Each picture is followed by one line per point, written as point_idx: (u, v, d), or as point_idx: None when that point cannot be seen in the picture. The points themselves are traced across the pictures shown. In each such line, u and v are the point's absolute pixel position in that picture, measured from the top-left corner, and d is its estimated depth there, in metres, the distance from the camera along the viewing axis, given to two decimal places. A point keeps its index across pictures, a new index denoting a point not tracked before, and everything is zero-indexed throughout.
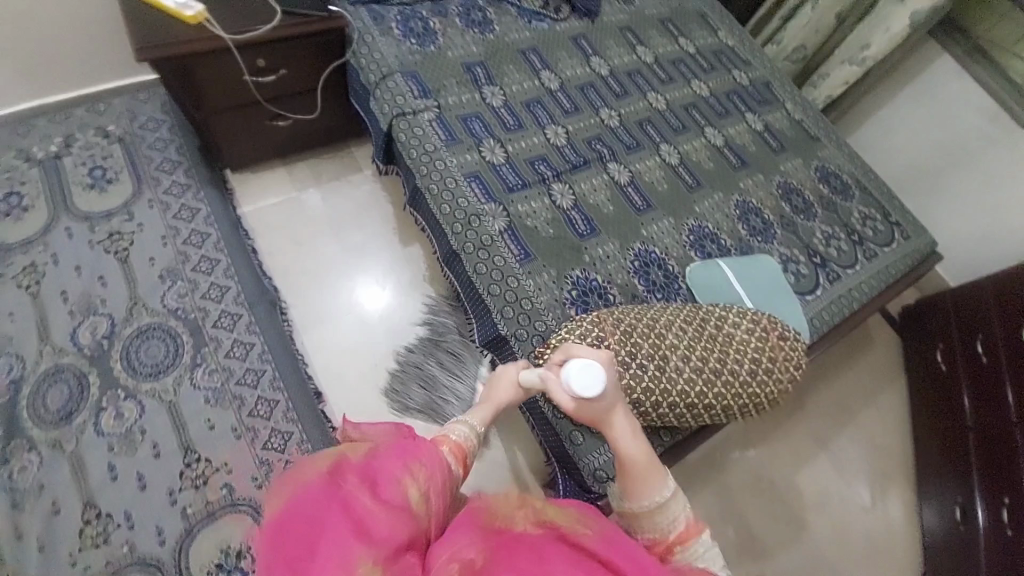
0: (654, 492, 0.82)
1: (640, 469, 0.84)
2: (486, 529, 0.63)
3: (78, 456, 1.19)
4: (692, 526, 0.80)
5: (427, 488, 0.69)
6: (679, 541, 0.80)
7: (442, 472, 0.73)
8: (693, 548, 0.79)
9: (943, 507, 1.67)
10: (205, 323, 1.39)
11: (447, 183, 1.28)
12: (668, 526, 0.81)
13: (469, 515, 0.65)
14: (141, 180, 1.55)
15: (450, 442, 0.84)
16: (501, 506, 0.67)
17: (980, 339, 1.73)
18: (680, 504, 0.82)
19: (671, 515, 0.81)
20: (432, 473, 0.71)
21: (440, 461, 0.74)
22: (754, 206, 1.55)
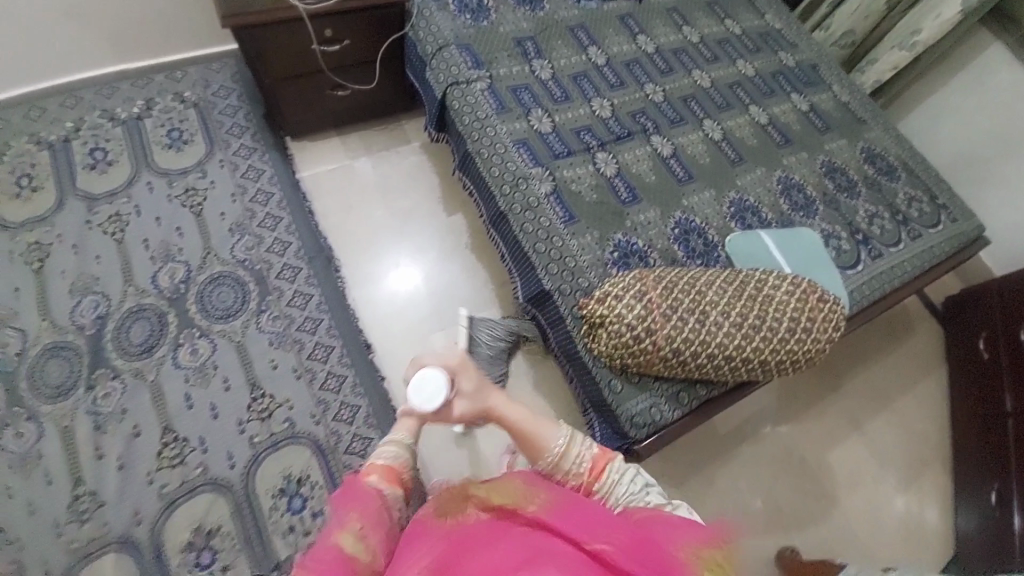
0: (550, 443, 0.81)
1: (528, 429, 0.83)
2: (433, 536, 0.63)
3: (157, 386, 1.32)
4: (600, 457, 0.81)
5: (365, 528, 0.67)
6: (595, 478, 0.80)
7: (376, 504, 0.72)
8: (609, 479, 0.80)
9: (976, 492, 1.67)
10: (269, 274, 1.51)
11: (497, 149, 1.35)
12: (577, 468, 0.80)
13: (426, 526, 0.66)
14: (212, 143, 1.68)
15: (378, 467, 0.80)
16: (447, 504, 0.68)
17: (1021, 330, 1.71)
18: (580, 443, 0.82)
19: (575, 456, 0.80)
20: (365, 514, 0.69)
21: (373, 496, 0.73)
22: (797, 182, 1.57)
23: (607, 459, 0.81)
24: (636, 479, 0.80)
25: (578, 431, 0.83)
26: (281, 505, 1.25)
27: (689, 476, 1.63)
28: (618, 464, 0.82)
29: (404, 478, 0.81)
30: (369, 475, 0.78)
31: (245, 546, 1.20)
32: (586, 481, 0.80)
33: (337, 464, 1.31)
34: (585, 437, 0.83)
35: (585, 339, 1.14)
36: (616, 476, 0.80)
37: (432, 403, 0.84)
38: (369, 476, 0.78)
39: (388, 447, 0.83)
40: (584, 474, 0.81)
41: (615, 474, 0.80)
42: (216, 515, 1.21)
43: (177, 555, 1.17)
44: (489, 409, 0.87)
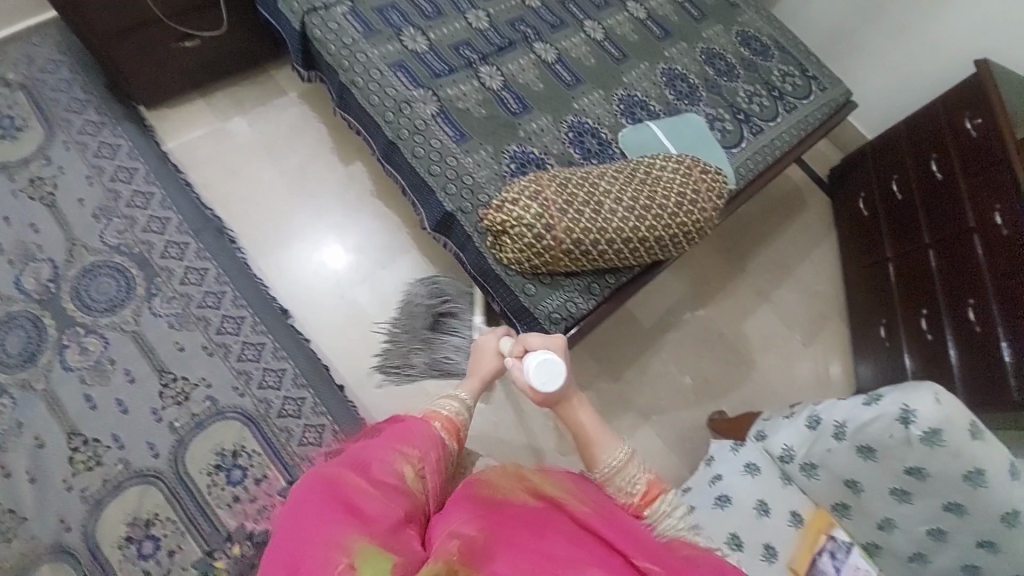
0: (610, 457, 0.83)
1: (593, 438, 0.86)
2: (488, 504, 0.65)
3: (50, 393, 1.20)
4: (653, 486, 0.80)
5: (423, 469, 0.76)
6: (644, 504, 0.78)
7: (434, 454, 0.79)
8: (660, 507, 0.78)
9: (870, 329, 1.92)
10: (152, 255, 1.38)
11: (372, 75, 1.27)
12: (629, 488, 0.80)
13: (468, 493, 0.67)
14: (51, 124, 1.46)
15: (442, 417, 0.88)
16: (500, 481, 0.69)
17: (894, 180, 1.94)
18: (637, 466, 0.82)
19: (631, 475, 0.81)
20: (423, 457, 0.77)
21: (431, 443, 0.80)
22: (679, 72, 1.60)
23: (660, 488, 0.81)
24: (684, 517, 0.78)
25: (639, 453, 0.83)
26: (220, 480, 1.21)
27: (624, 370, 1.74)
28: (668, 496, 0.80)
29: (461, 434, 0.90)
30: (434, 420, 0.87)
31: (190, 528, 1.17)
32: (636, 505, 0.78)
33: (271, 429, 1.29)
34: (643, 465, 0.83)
35: (493, 249, 1.17)
36: (666, 508, 0.78)
37: (547, 384, 0.90)
38: (434, 420, 0.86)
39: (449, 401, 0.94)
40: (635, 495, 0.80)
41: (666, 505, 0.78)
42: (151, 505, 1.16)
43: (117, 551, 1.12)
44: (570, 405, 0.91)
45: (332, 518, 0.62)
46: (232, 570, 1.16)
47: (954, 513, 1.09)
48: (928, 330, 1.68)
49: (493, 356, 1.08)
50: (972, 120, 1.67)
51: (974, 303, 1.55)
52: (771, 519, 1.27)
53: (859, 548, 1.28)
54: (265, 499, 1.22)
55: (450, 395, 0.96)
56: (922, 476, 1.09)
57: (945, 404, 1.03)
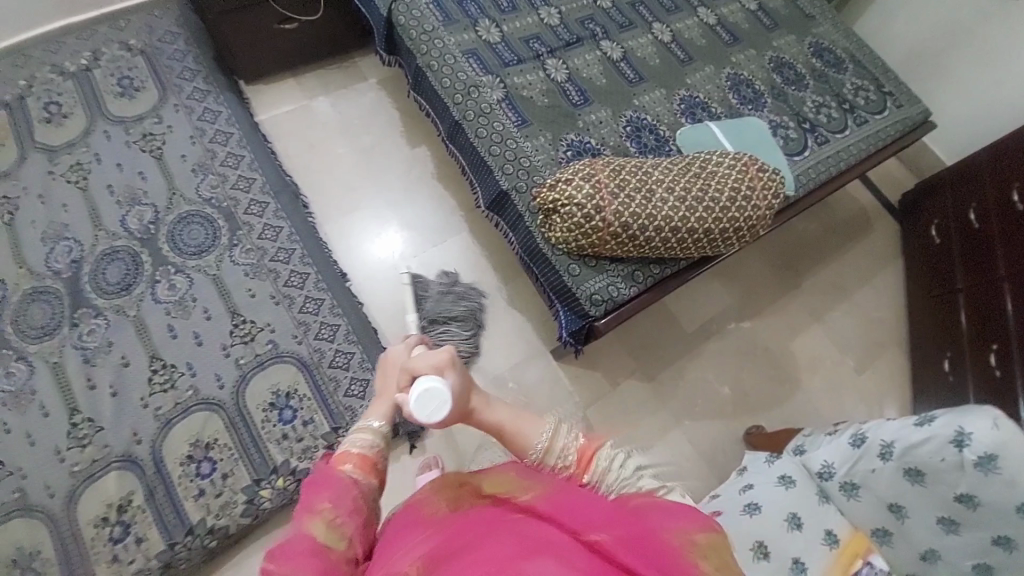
0: (532, 441, 0.73)
1: (508, 427, 0.77)
2: (422, 525, 0.59)
3: (140, 320, 1.37)
4: (587, 448, 0.71)
5: (338, 517, 0.61)
6: (583, 471, 0.69)
7: (352, 494, 0.65)
8: (598, 469, 0.69)
9: (930, 361, 1.81)
10: (236, 210, 1.53)
11: (446, 59, 1.36)
12: (562, 461, 0.70)
13: (412, 519, 0.61)
14: (164, 89, 1.66)
15: (352, 457, 0.71)
16: (432, 502, 0.63)
17: (971, 208, 1.82)
18: (564, 434, 0.72)
19: (561, 448, 0.71)
20: (336, 501, 0.62)
21: (345, 485, 0.65)
22: (745, 78, 1.60)
23: (595, 448, 0.71)
24: (627, 463, 0.70)
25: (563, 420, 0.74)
26: (273, 417, 1.33)
27: (659, 370, 1.73)
28: (606, 449, 0.71)
29: (380, 468, 0.73)
30: (344, 464, 0.70)
31: (243, 456, 1.28)
32: (574, 474, 0.69)
33: (322, 377, 1.39)
34: (571, 426, 0.73)
35: (542, 228, 1.22)
36: (605, 465, 0.69)
37: (437, 416, 0.75)
38: (342, 465, 0.69)
39: (359, 434, 0.75)
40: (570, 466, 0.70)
41: (604, 461, 0.69)
42: (213, 430, 1.29)
43: (177, 467, 1.25)
44: (472, 407, 0.80)
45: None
46: (272, 500, 1.26)
47: (1003, 547, 1.02)
48: (997, 365, 1.57)
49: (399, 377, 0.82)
50: None
51: None
52: (802, 533, 1.22)
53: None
54: (309, 440, 1.33)
55: (358, 428, 0.76)
56: (974, 503, 1.03)
57: (1003, 428, 0.98)
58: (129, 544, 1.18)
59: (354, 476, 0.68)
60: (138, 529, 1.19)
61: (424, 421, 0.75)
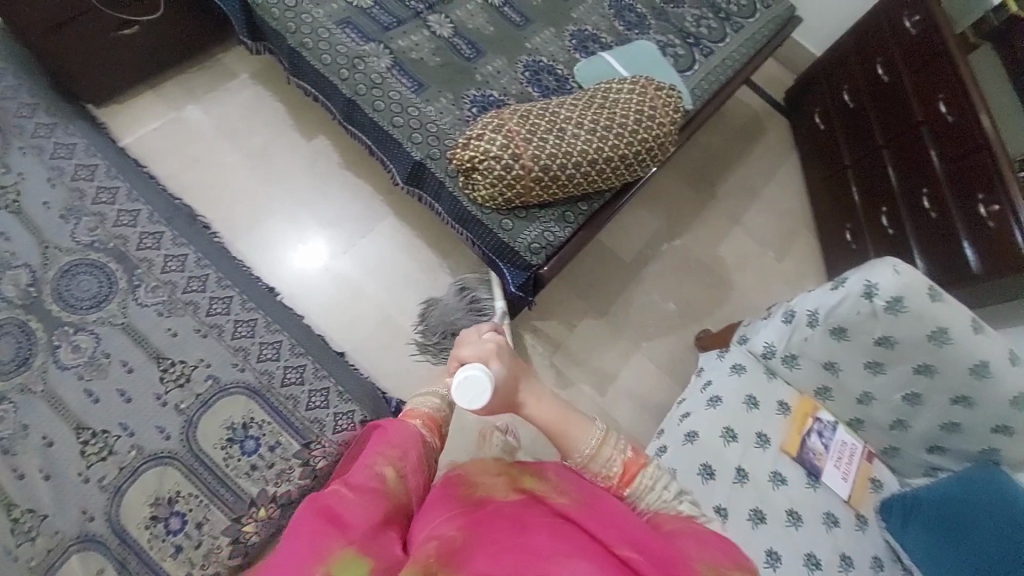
0: (580, 444, 0.66)
1: (556, 430, 0.67)
2: (464, 503, 0.55)
3: (51, 393, 1.21)
4: (633, 461, 0.67)
5: (405, 465, 0.60)
6: (625, 484, 0.65)
7: (417, 451, 0.63)
8: (640, 485, 0.65)
9: (835, 235, 2.00)
10: (128, 248, 1.37)
11: (320, 34, 1.27)
12: (606, 470, 0.66)
13: (449, 492, 0.57)
14: (3, 132, 1.41)
15: (421, 415, 0.69)
16: (478, 478, 0.59)
17: (845, 90, 1.99)
18: (613, 443, 0.67)
19: (606, 457, 0.66)
20: (406, 452, 0.61)
21: (414, 439, 0.63)
22: (626, 3, 1.62)
23: (640, 465, 0.67)
24: (669, 485, 0.67)
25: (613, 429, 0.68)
26: (235, 452, 1.25)
27: (610, 304, 1.79)
28: (651, 469, 0.67)
29: (444, 432, 0.71)
30: (412, 420, 0.67)
31: (213, 500, 1.20)
32: (613, 486, 0.65)
33: (276, 398, 1.31)
34: (620, 435, 0.68)
35: (466, 189, 1.20)
36: (649, 483, 0.66)
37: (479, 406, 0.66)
38: (410, 420, 0.67)
39: (426, 398, 0.73)
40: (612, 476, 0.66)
41: (648, 480, 0.66)
42: (171, 484, 1.19)
43: (144, 532, 1.15)
44: (518, 403, 0.69)
45: (306, 531, 0.51)
46: (260, 533, 1.19)
47: (926, 375, 1.18)
48: (889, 225, 1.77)
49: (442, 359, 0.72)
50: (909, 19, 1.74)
51: (929, 192, 1.64)
52: (761, 410, 1.35)
53: (844, 426, 1.38)
54: (281, 464, 1.26)
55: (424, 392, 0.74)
56: (891, 344, 1.18)
57: (903, 273, 1.11)
58: None
59: (424, 433, 0.67)
60: None
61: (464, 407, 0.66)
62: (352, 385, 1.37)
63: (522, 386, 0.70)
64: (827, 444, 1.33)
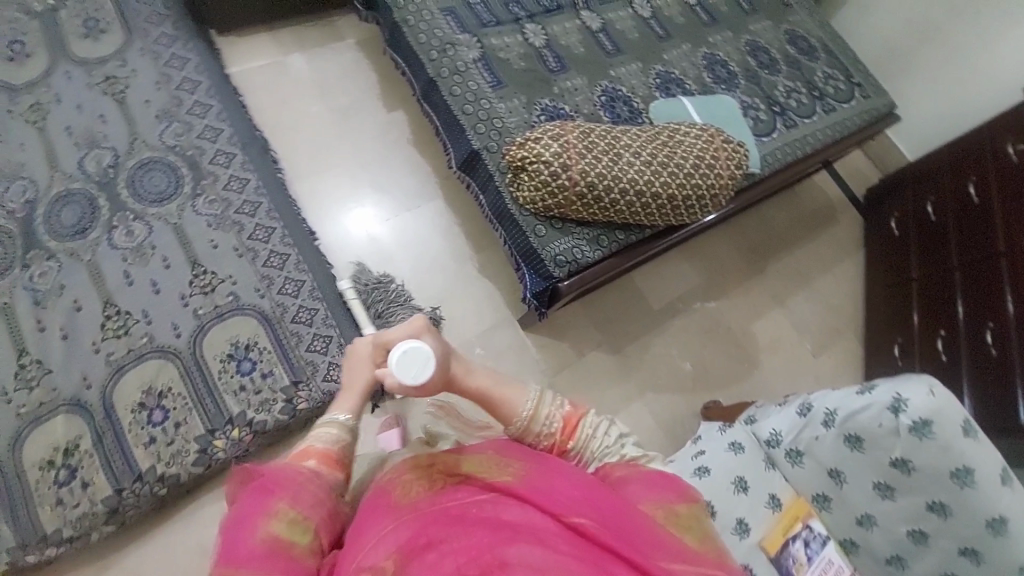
0: (519, 407, 0.73)
1: (496, 394, 0.76)
2: (400, 503, 0.57)
3: (94, 265, 1.32)
4: (571, 416, 0.73)
5: (300, 511, 0.58)
6: (567, 438, 0.72)
7: (312, 490, 0.62)
8: (582, 435, 0.72)
9: (883, 345, 1.88)
10: (201, 159, 1.49)
11: (423, 16, 1.36)
12: (547, 429, 0.72)
13: (381, 495, 0.59)
14: (132, 33, 1.58)
15: (315, 453, 0.69)
16: (410, 476, 0.61)
17: (929, 201, 1.90)
18: (549, 403, 0.74)
19: (545, 417, 0.72)
20: (297, 496, 0.60)
21: (305, 480, 0.62)
22: (721, 58, 1.63)
23: (578, 416, 0.74)
24: (609, 431, 0.74)
25: (547, 389, 0.75)
26: (232, 368, 1.31)
27: (624, 343, 1.76)
28: (590, 419, 0.74)
29: (345, 462, 0.71)
30: (305, 461, 0.67)
31: (197, 406, 1.27)
32: (558, 442, 0.72)
33: (283, 331, 1.38)
34: (555, 394, 0.75)
35: (511, 187, 1.24)
36: (589, 431, 0.73)
37: (422, 377, 0.72)
38: (304, 461, 0.67)
39: (323, 430, 0.72)
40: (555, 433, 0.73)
41: (588, 429, 0.73)
42: (166, 379, 1.27)
43: (128, 414, 1.23)
44: (455, 374, 0.77)
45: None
46: (226, 451, 1.25)
47: (937, 514, 1.06)
48: (944, 351, 1.65)
49: (366, 363, 0.81)
50: (1015, 145, 1.62)
51: (992, 326, 1.52)
52: (748, 496, 1.23)
53: (835, 544, 1.23)
54: (267, 393, 1.31)
55: (324, 422, 0.74)
56: (908, 469, 1.07)
57: (939, 397, 1.03)
58: (75, 488, 1.16)
59: (319, 471, 0.66)
60: (84, 473, 1.17)
61: (407, 383, 0.72)
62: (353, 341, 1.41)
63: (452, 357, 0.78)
64: (811, 556, 1.20)
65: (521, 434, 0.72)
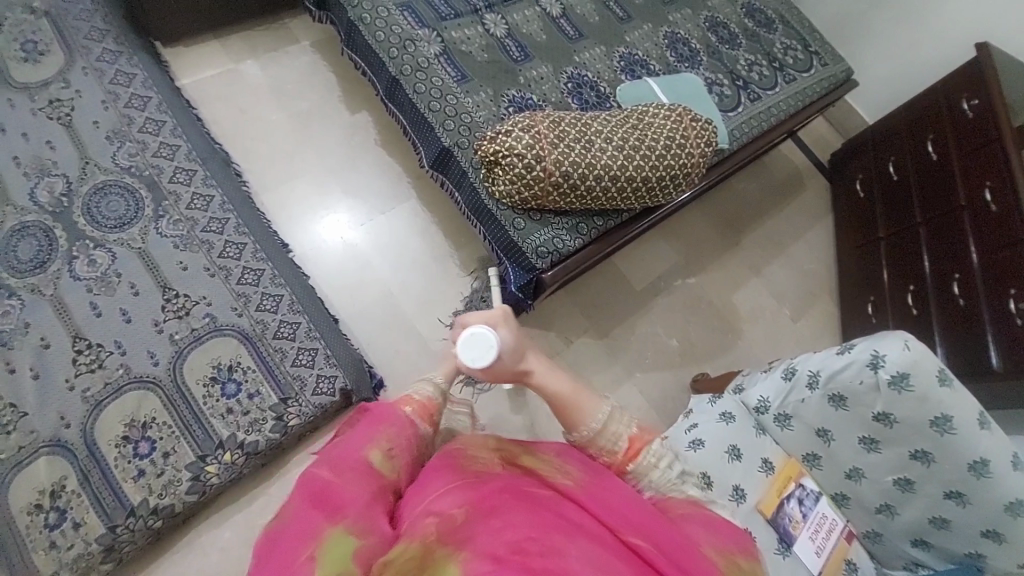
0: (591, 414, 0.75)
1: (567, 397, 0.77)
2: (465, 475, 0.58)
3: (59, 299, 1.26)
4: (637, 439, 0.74)
5: (392, 451, 0.66)
6: (629, 460, 0.72)
7: (405, 435, 0.69)
8: (645, 462, 0.72)
9: (857, 304, 1.94)
10: (161, 179, 1.43)
11: (379, 13, 1.32)
12: (612, 446, 0.73)
13: (447, 467, 0.61)
14: (72, 51, 1.50)
15: (414, 402, 0.76)
16: (477, 456, 0.63)
17: (891, 161, 1.95)
18: (619, 420, 0.75)
19: (612, 434, 0.73)
20: (393, 438, 0.67)
21: (404, 424, 0.70)
22: (682, 36, 1.63)
23: (643, 442, 0.74)
24: (674, 467, 0.73)
25: (619, 407, 0.76)
26: (215, 391, 1.28)
27: (610, 327, 1.77)
28: (654, 447, 0.74)
29: (435, 420, 0.77)
30: (406, 407, 0.75)
31: (184, 434, 1.23)
32: (618, 462, 0.72)
33: (265, 348, 1.34)
34: (625, 415, 0.76)
35: (486, 182, 1.22)
36: (653, 460, 0.72)
37: (482, 360, 0.80)
38: (405, 406, 0.75)
39: (418, 386, 0.80)
40: (618, 453, 0.74)
41: (653, 458, 0.72)
42: (149, 409, 1.23)
43: (112, 449, 1.18)
44: (525, 372, 0.81)
45: (298, 517, 0.55)
46: (221, 476, 1.22)
47: (921, 462, 1.11)
48: (914, 304, 1.71)
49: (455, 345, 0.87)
50: (969, 101, 1.68)
51: (959, 278, 1.58)
52: (742, 463, 1.25)
53: (826, 498, 1.29)
54: (256, 413, 1.28)
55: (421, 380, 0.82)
56: (889, 422, 1.11)
57: (913, 349, 1.06)
58: (67, 531, 1.12)
59: (414, 418, 0.74)
60: (73, 515, 1.13)
61: (470, 364, 0.81)
62: (339, 349, 1.39)
63: (528, 353, 0.83)
64: (806, 513, 1.24)
65: (588, 443, 0.74)
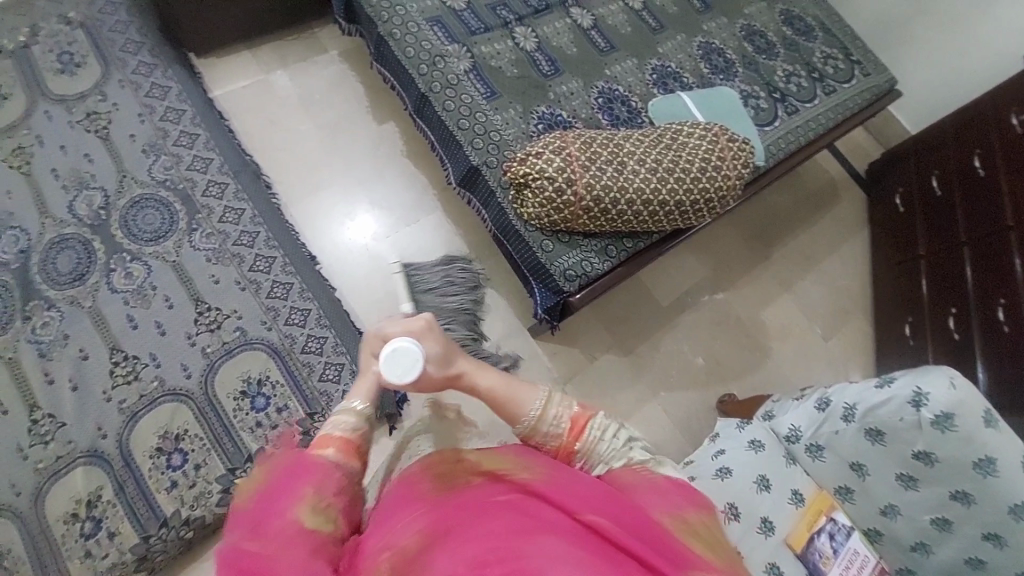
0: (527, 407, 0.74)
1: (503, 395, 0.76)
2: (428, 496, 0.58)
3: (96, 311, 1.30)
4: (579, 416, 0.73)
5: (323, 500, 0.58)
6: (575, 438, 0.72)
7: (337, 477, 0.62)
8: (589, 437, 0.72)
9: (894, 325, 1.87)
10: (194, 192, 1.46)
11: (409, 27, 1.31)
12: (554, 430, 0.72)
13: (410, 488, 0.59)
14: (108, 64, 1.53)
15: (336, 441, 0.67)
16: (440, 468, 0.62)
17: (934, 176, 1.86)
18: (557, 403, 0.74)
19: (553, 417, 0.72)
20: (322, 486, 0.59)
21: (329, 468, 0.62)
22: (717, 46, 1.58)
23: (587, 417, 0.73)
24: (619, 435, 0.73)
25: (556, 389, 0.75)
26: (245, 405, 1.30)
27: (635, 343, 1.75)
28: (598, 419, 0.73)
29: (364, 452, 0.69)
30: (325, 449, 0.65)
31: (215, 446, 1.26)
32: (565, 443, 0.72)
33: (294, 363, 1.36)
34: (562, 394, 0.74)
35: (514, 203, 1.20)
36: (596, 434, 0.72)
37: (410, 377, 0.77)
38: (325, 449, 0.66)
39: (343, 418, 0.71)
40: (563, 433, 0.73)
41: (596, 431, 0.72)
42: (181, 421, 1.26)
43: (146, 460, 1.22)
44: (459, 378, 0.80)
45: None
46: None
47: (962, 502, 1.06)
48: (956, 329, 1.63)
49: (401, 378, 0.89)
50: (1019, 114, 1.60)
51: (1005, 305, 1.50)
52: (771, 494, 1.22)
53: (860, 534, 1.24)
54: (284, 427, 1.30)
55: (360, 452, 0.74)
56: (930, 461, 1.07)
57: (959, 388, 1.02)
58: (102, 539, 1.15)
59: (338, 459, 0.65)
60: (109, 523, 1.16)
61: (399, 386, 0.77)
62: None
63: (455, 359, 0.81)
64: (837, 550, 1.20)
65: (530, 433, 0.73)
